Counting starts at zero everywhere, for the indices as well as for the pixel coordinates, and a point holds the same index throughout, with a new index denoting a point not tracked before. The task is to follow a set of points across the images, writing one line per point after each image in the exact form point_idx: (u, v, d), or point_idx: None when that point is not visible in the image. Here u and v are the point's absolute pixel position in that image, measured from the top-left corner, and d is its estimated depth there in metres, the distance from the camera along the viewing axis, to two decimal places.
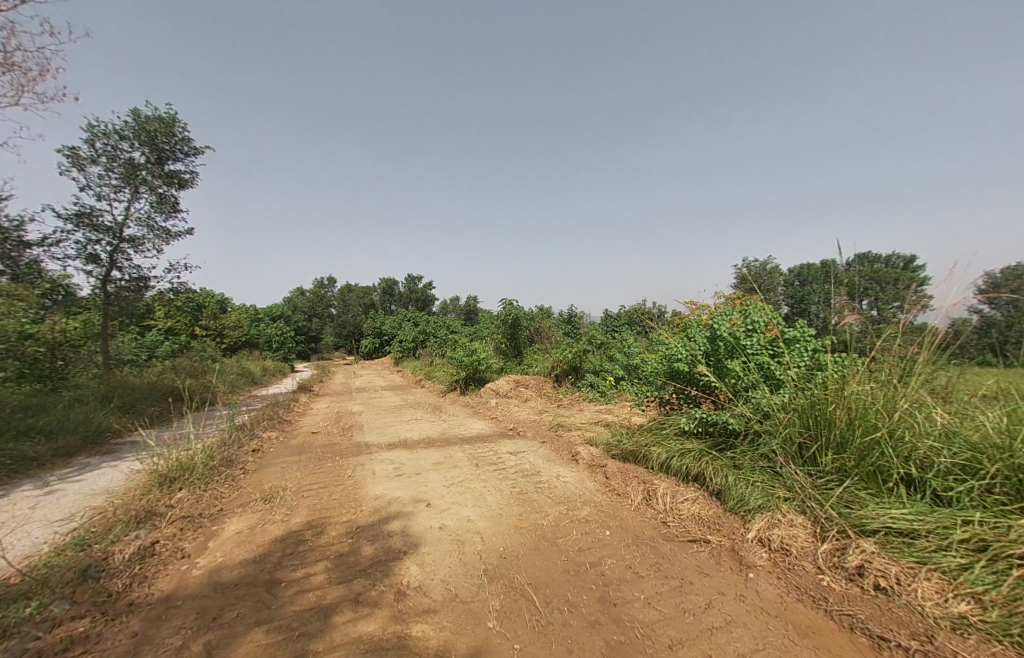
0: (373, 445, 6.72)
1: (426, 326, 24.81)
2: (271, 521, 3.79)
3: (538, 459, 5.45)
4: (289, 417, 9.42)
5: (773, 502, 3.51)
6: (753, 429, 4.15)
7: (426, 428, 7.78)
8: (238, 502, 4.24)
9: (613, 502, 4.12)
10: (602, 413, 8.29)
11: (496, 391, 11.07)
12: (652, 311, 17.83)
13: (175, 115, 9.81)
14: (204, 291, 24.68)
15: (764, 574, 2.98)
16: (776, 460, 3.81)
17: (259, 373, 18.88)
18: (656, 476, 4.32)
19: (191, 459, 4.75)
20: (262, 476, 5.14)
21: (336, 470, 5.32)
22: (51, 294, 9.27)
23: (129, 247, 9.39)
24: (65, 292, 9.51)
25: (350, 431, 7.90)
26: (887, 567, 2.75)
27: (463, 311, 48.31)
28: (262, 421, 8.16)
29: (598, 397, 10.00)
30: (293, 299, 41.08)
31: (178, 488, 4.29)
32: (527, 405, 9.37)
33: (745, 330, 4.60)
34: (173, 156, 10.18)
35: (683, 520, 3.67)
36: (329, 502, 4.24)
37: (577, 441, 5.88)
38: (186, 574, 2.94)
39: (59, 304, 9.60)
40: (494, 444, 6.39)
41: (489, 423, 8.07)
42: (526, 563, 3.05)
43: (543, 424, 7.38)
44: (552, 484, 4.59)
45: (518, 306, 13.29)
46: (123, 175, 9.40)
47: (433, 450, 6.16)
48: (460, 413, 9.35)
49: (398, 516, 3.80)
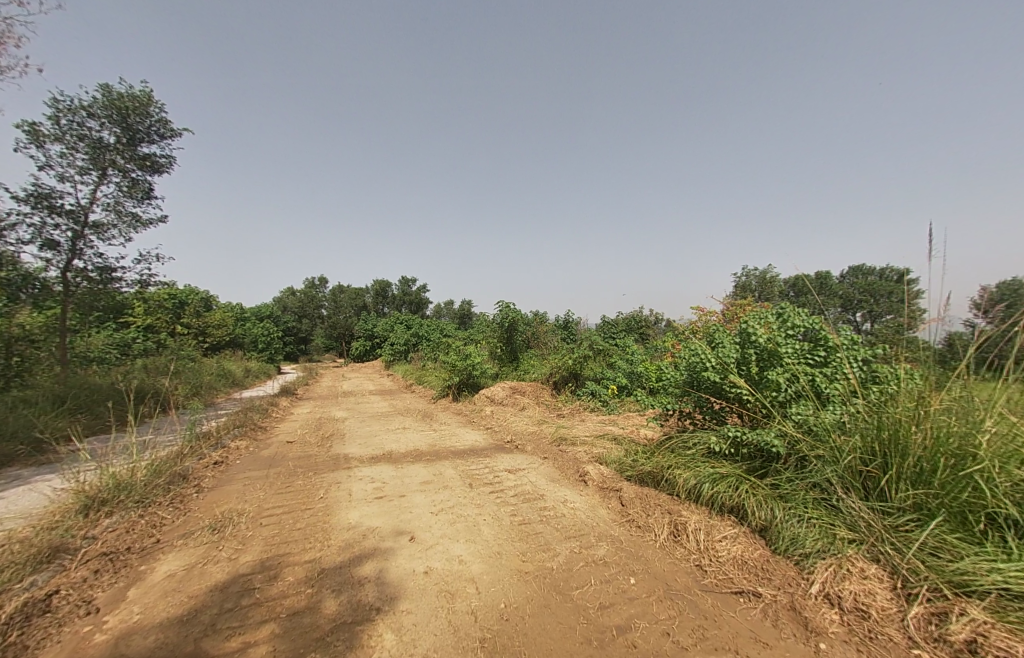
0: (353, 457, 5.98)
1: (419, 329, 24.08)
2: (213, 562, 3.06)
3: (540, 478, 4.76)
4: (265, 423, 8.64)
5: (836, 546, 2.85)
6: (800, 452, 3.50)
7: (413, 439, 7.06)
8: (178, 533, 3.50)
9: (633, 537, 3.43)
10: (606, 426, 7.61)
11: (490, 398, 10.36)
12: (650, 318, 17.36)
13: (149, 91, 9.07)
14: (188, 288, 23.70)
15: (840, 645, 2.32)
16: (835, 492, 3.14)
17: (241, 374, 18.01)
18: (682, 505, 3.65)
19: (130, 478, 4.03)
20: (217, 496, 4.40)
21: (306, 489, 4.60)
22: (23, 287, 8.37)
23: (92, 233, 8.61)
24: (42, 286, 8.67)
25: (330, 441, 7.17)
26: (1010, 644, 2.11)
27: (457, 316, 47.58)
28: (231, 428, 7.39)
29: (600, 407, 9.33)
30: (282, 298, 40.06)
31: (107, 516, 3.57)
32: (525, 414, 8.67)
33: (784, 336, 3.97)
34: (147, 137, 9.44)
35: (722, 564, 3.00)
36: (290, 534, 3.50)
37: (583, 458, 5.19)
38: (83, 642, 2.23)
39: (29, 297, 8.58)
40: (489, 460, 5.68)
41: (483, 433, 7.37)
42: (535, 629, 2.36)
43: (543, 436, 6.68)
44: (558, 511, 3.90)
45: (515, 309, 12.61)
46: (90, 155, 8.64)
47: (420, 465, 5.44)
48: (452, 421, 8.62)
49: (373, 556, 3.08)
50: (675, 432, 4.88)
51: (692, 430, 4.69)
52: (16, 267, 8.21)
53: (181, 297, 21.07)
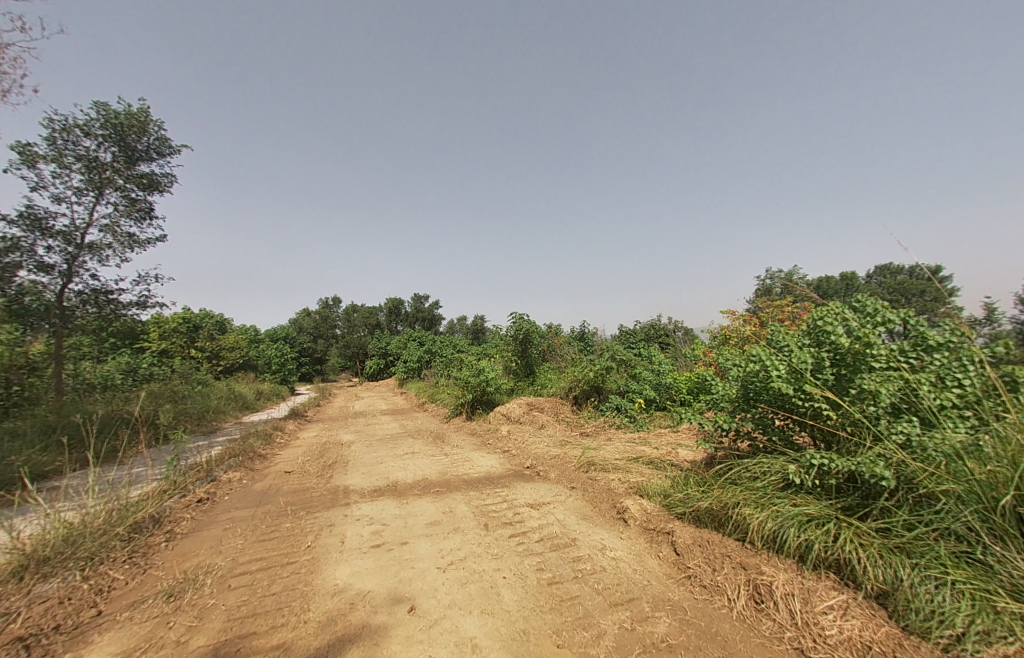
0: (353, 490, 5.27)
1: (431, 346, 23.53)
2: (155, 649, 2.37)
3: (570, 516, 3.96)
4: (265, 451, 8.02)
5: (1005, 626, 2.04)
6: (916, 486, 2.71)
7: (422, 466, 6.32)
8: (125, 602, 2.83)
9: (701, 603, 2.63)
10: (637, 446, 6.78)
11: (506, 417, 9.59)
12: (669, 325, 16.51)
13: (146, 107, 8.68)
14: (202, 311, 23.66)
15: None
16: (985, 546, 2.33)
17: (252, 397, 17.58)
18: (759, 555, 2.84)
19: (81, 529, 3.40)
20: (189, 546, 3.72)
21: (294, 534, 3.90)
22: (46, 316, 8.15)
23: (88, 254, 8.29)
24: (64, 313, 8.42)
25: (331, 470, 6.50)
26: None
27: (470, 331, 47.10)
28: (226, 458, 6.77)
29: (627, 423, 8.49)
30: (297, 319, 40.13)
31: (42, 582, 2.94)
32: (544, 434, 7.88)
33: (875, 334, 3.20)
34: (146, 155, 9.05)
35: (836, 649, 2.18)
36: (262, 600, 2.80)
37: (619, 488, 4.39)
38: None
39: (53, 326, 8.32)
40: (508, 491, 4.92)
41: (499, 457, 6.60)
42: None
43: (568, 460, 5.89)
44: (597, 563, 3.11)
45: (529, 320, 11.90)
46: (85, 174, 8.22)
47: (428, 499, 4.71)
48: (466, 444, 7.87)
49: (361, 640, 2.34)
50: (729, 453, 4.09)
51: (750, 452, 3.90)
52: (37, 296, 7.99)
53: (194, 320, 20.94)
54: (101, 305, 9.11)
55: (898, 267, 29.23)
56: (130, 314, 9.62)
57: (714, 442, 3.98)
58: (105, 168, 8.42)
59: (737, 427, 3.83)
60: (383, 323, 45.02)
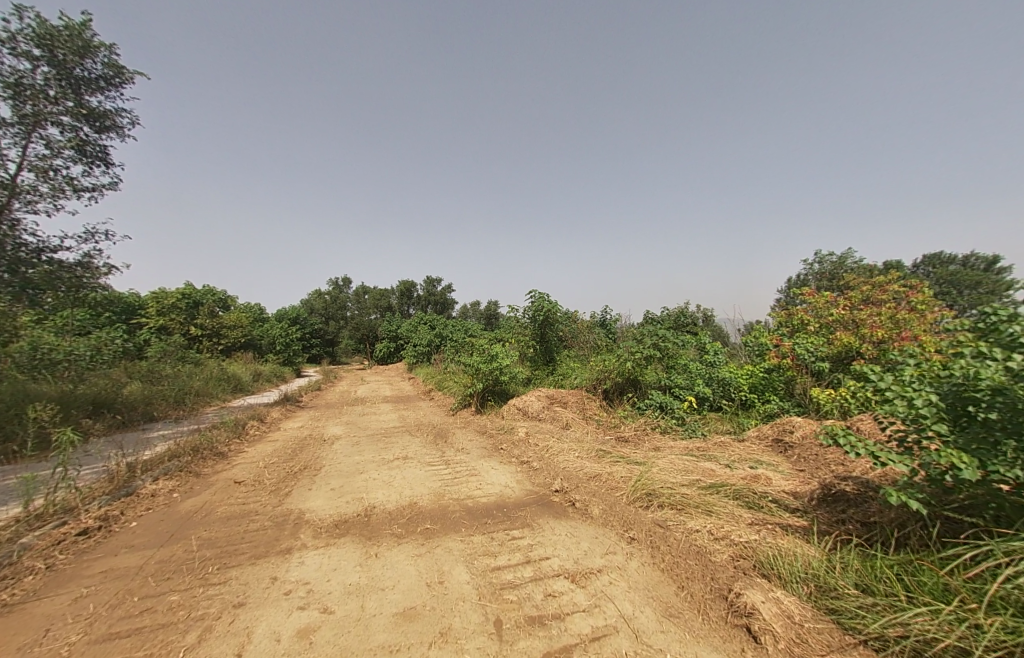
0: (309, 520, 3.70)
1: (443, 330, 21.88)
2: None
3: (642, 613, 2.31)
4: (229, 448, 6.52)
5: None
6: None
7: (412, 480, 4.71)
8: None
9: None
10: (700, 463, 5.05)
11: (523, 413, 7.96)
12: (705, 314, 14.55)
13: (90, 20, 6.87)
14: (205, 288, 22.39)
15: None
16: None
17: (249, 379, 16.21)
18: None
19: None
20: None
21: (169, 622, 2.31)
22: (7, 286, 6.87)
23: (24, 203, 6.74)
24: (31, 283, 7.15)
25: (295, 480, 4.94)
26: None
27: (485, 317, 45.45)
28: (164, 460, 5.23)
29: (675, 428, 6.75)
30: (307, 299, 38.96)
31: None
32: (572, 439, 6.21)
33: None
34: (94, 83, 7.25)
35: None
36: None
37: (714, 555, 2.71)
38: None
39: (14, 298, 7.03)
40: (529, 536, 3.27)
41: (517, 472, 4.95)
42: None
43: (614, 483, 4.21)
44: None
45: (550, 299, 10.10)
46: (11, 104, 6.53)
47: (409, 547, 3.12)
48: (472, 448, 6.24)
49: None
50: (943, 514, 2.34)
51: (997, 521, 2.17)
52: None
53: (193, 296, 19.62)
54: (60, 273, 7.50)
55: (948, 256, 26.93)
56: (99, 278, 8.17)
57: (918, 496, 2.28)
58: (38, 97, 6.72)
59: (981, 475, 2.14)
60: (395, 307, 43.61)
